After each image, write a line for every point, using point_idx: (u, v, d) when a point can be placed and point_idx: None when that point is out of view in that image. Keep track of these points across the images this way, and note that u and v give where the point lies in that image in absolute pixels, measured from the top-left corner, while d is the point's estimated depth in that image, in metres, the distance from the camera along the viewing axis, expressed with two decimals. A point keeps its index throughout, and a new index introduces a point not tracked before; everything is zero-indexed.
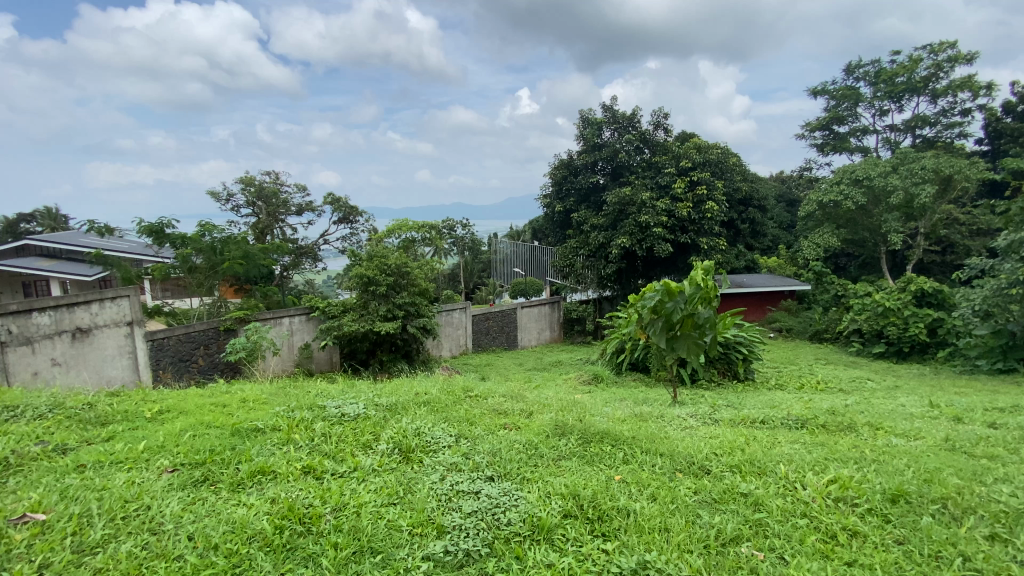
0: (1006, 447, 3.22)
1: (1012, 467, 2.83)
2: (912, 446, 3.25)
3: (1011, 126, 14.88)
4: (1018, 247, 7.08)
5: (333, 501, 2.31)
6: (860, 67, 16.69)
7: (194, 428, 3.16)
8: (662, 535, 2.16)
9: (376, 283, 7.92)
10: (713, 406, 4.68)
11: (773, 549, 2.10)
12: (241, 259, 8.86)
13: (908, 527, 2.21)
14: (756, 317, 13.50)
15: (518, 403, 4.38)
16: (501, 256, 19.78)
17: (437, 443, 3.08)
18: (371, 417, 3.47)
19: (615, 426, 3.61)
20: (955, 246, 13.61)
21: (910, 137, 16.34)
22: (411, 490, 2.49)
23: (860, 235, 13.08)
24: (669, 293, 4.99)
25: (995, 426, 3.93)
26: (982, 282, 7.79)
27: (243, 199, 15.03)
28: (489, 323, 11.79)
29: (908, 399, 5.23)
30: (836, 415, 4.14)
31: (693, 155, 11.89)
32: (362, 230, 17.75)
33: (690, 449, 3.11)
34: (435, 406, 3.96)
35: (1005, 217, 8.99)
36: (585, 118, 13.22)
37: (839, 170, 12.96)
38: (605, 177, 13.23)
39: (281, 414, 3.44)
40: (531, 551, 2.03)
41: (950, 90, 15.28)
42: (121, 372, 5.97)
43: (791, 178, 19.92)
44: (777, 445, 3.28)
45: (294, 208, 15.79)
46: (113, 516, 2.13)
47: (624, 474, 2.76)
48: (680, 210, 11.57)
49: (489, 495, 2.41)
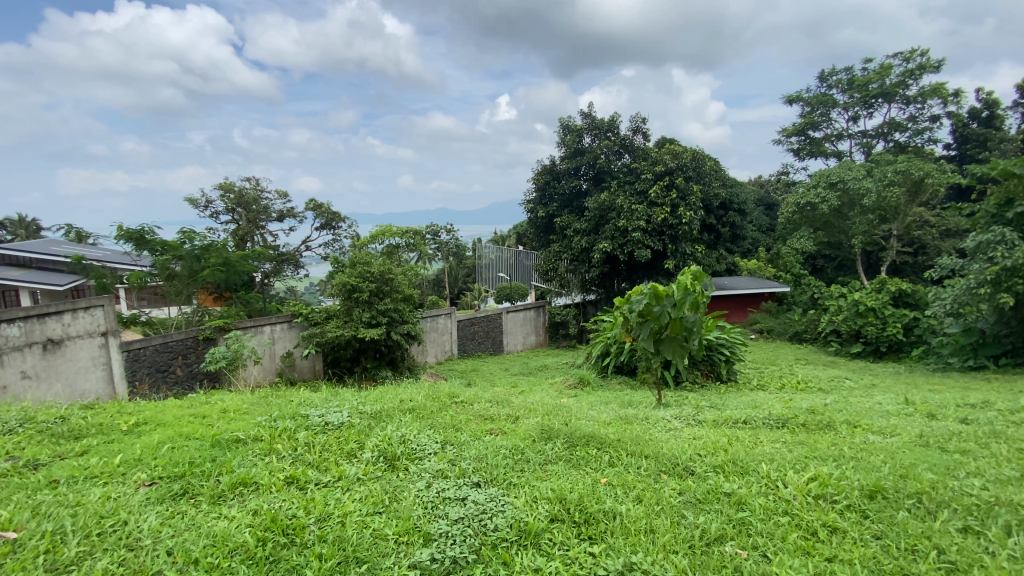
0: (977, 442, 3.32)
1: (983, 461, 2.92)
2: (889, 443, 3.34)
3: (978, 131, 15.42)
4: (986, 247, 7.37)
5: (317, 512, 2.28)
6: (833, 75, 17.25)
7: (173, 440, 3.09)
8: (648, 537, 2.18)
9: (360, 289, 7.85)
10: (697, 408, 4.75)
11: (756, 547, 2.13)
12: (221, 266, 8.73)
13: (885, 522, 2.27)
14: (738, 319, 13.92)
15: (504, 408, 4.39)
16: (486, 260, 19.79)
17: (422, 450, 3.05)
18: (356, 425, 3.43)
19: (600, 429, 3.64)
20: (927, 248, 13.93)
21: (882, 142, 16.88)
22: (396, 499, 2.46)
23: (836, 238, 13.43)
24: (657, 296, 5.05)
25: (966, 421, 4.06)
26: (952, 280, 8.02)
27: (223, 205, 14.80)
28: (475, 329, 11.78)
29: (884, 396, 5.38)
30: (815, 414, 4.23)
31: (673, 160, 12.02)
32: (344, 236, 17.54)
33: (674, 450, 3.15)
34: (421, 413, 3.94)
35: (974, 218, 9.27)
36: (566, 124, 13.43)
37: (816, 173, 13.31)
38: (586, 182, 13.44)
39: (263, 424, 3.38)
40: (519, 556, 2.03)
41: (921, 97, 15.85)
42: (96, 384, 5.82)
43: (769, 182, 20.44)
44: (759, 445, 3.33)
45: (275, 214, 15.55)
46: (89, 533, 2.08)
47: (609, 476, 2.78)
48: (659, 215, 11.65)
49: (475, 502, 2.40)
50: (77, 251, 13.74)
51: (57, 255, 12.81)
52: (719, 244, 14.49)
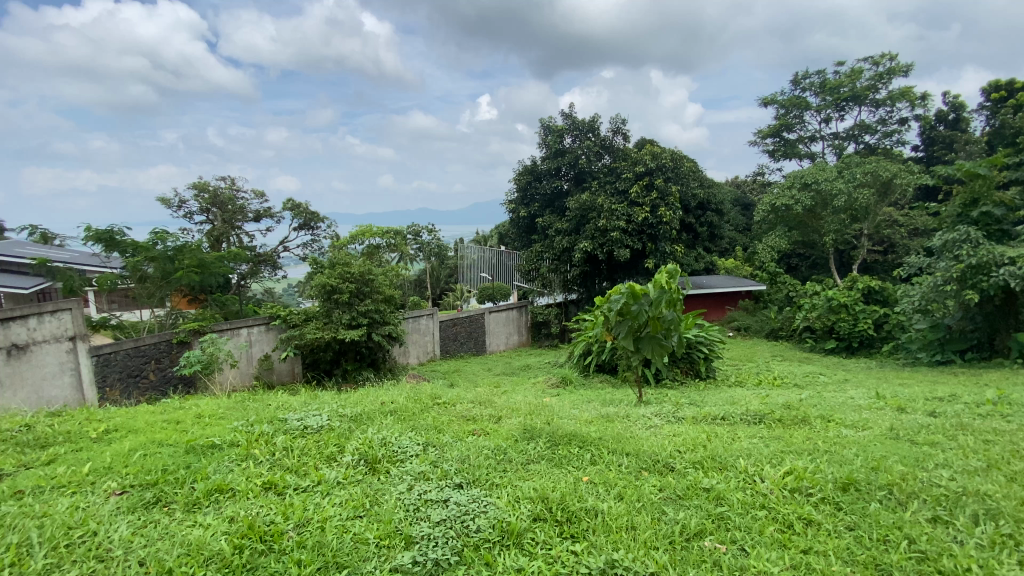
0: (945, 434, 3.44)
1: (951, 453, 3.02)
2: (861, 436, 3.44)
3: (943, 133, 15.97)
4: (952, 245, 7.65)
5: (296, 517, 2.24)
6: (806, 78, 17.67)
7: (145, 447, 3.00)
8: (629, 533, 2.21)
9: (340, 290, 7.75)
10: (677, 405, 4.81)
11: (735, 541, 2.17)
12: (196, 268, 8.52)
13: (858, 513, 2.33)
14: (717, 317, 14.16)
15: (486, 408, 4.38)
16: (468, 260, 19.73)
17: (404, 453, 3.02)
18: (335, 428, 3.38)
19: (583, 428, 3.66)
20: (896, 246, 14.35)
21: (853, 144, 17.35)
22: (377, 502, 2.44)
23: (810, 237, 13.75)
24: (635, 295, 5.12)
25: (934, 414, 4.20)
26: (920, 278, 8.30)
27: (198, 205, 14.44)
28: (457, 329, 11.73)
29: (857, 391, 5.53)
30: (791, 409, 4.32)
31: (652, 160, 12.15)
32: (323, 237, 17.28)
33: (655, 447, 3.19)
34: (402, 415, 3.91)
35: (940, 218, 9.59)
36: (547, 124, 13.47)
37: (790, 174, 13.62)
38: (568, 183, 13.51)
39: (240, 428, 3.31)
40: (501, 557, 2.03)
41: (889, 100, 16.35)
42: (64, 391, 5.61)
43: (745, 183, 20.84)
44: (737, 440, 3.39)
45: (251, 214, 15.23)
46: (56, 544, 2.01)
47: (591, 474, 2.80)
48: (639, 215, 11.77)
49: (457, 503, 2.39)
50: (42, 253, 13.24)
51: (20, 256, 12.32)
52: (697, 244, 14.73)
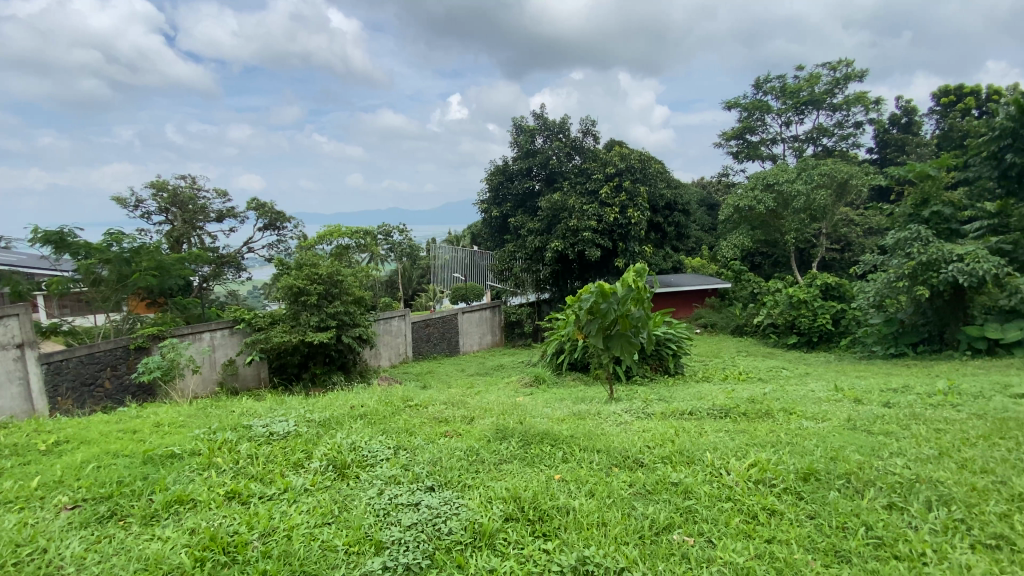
0: (898, 424, 3.61)
1: (904, 442, 3.17)
2: (820, 427, 3.58)
3: (895, 137, 16.77)
4: (904, 243, 8.05)
5: (261, 526, 2.18)
6: (767, 82, 18.26)
7: (99, 458, 2.86)
8: (600, 530, 2.23)
9: (308, 292, 7.57)
10: (646, 401, 4.90)
11: (702, 534, 2.22)
12: (154, 270, 8.18)
13: (818, 502, 2.42)
14: (684, 314, 14.50)
15: (459, 409, 4.36)
16: (440, 260, 19.61)
17: (374, 457, 2.98)
18: (303, 434, 3.30)
19: (554, 426, 3.68)
20: (852, 245, 14.98)
21: (811, 146, 18.04)
22: (346, 508, 2.39)
23: (772, 236, 14.22)
24: (604, 293, 5.22)
25: (888, 405, 4.41)
26: (875, 275, 8.71)
27: (156, 205, 13.85)
28: (430, 330, 11.62)
29: (817, 384, 5.76)
30: (755, 403, 4.46)
31: (621, 161, 12.33)
32: (290, 237, 16.84)
33: (625, 443, 3.24)
34: (372, 418, 3.85)
35: (892, 217, 10.07)
36: (518, 124, 13.50)
37: (753, 175, 14.05)
38: (539, 183, 13.57)
39: (202, 436, 3.19)
40: (473, 558, 2.02)
41: (845, 104, 17.06)
42: (12, 402, 5.27)
43: (710, 183, 21.40)
44: (704, 434, 3.48)
45: (214, 214, 14.72)
46: (1, 564, 1.89)
47: (563, 472, 2.83)
48: (610, 215, 11.92)
49: (429, 506, 2.37)
50: None
51: None
52: (666, 243, 15.03)
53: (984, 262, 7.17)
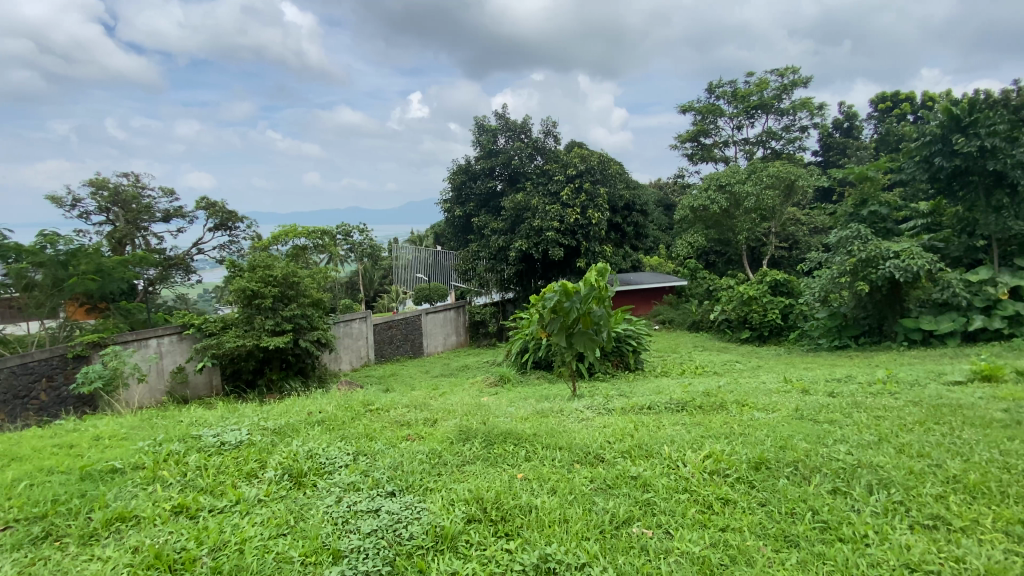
0: (841, 412, 3.82)
1: (847, 429, 3.36)
2: (770, 418, 3.74)
3: (838, 141, 17.72)
4: (846, 241, 8.53)
5: (211, 541, 2.09)
6: (719, 87, 18.92)
7: (31, 476, 2.67)
8: (562, 527, 2.25)
9: (262, 295, 7.30)
10: (607, 397, 4.99)
11: (660, 525, 2.28)
12: (94, 274, 7.69)
13: (769, 490, 2.53)
14: (644, 311, 14.86)
15: (422, 412, 4.31)
16: (402, 261, 19.31)
17: (332, 464, 2.90)
18: (256, 443, 3.17)
19: (517, 426, 3.69)
20: (799, 243, 15.72)
21: (761, 149, 18.82)
22: (303, 518, 2.32)
23: (726, 235, 14.76)
24: (567, 292, 5.29)
25: (832, 394, 4.66)
26: (820, 272, 9.18)
27: (95, 204, 12.99)
28: (393, 332, 11.44)
29: (767, 376, 6.02)
30: (710, 396, 4.61)
31: (582, 162, 12.49)
32: (243, 238, 16.19)
33: (586, 439, 3.28)
34: (330, 424, 3.75)
35: (836, 217, 10.63)
36: (479, 124, 13.48)
37: (708, 176, 14.53)
38: (502, 183, 13.58)
39: (146, 449, 3.02)
40: (434, 563, 2.00)
41: (792, 109, 17.89)
42: None
43: (667, 184, 22.00)
44: (662, 428, 3.57)
45: (160, 214, 13.97)
46: None
47: (525, 471, 2.84)
48: (571, 215, 12.06)
49: (390, 512, 2.33)
50: None
51: None
52: (625, 242, 15.36)
53: (918, 259, 7.71)
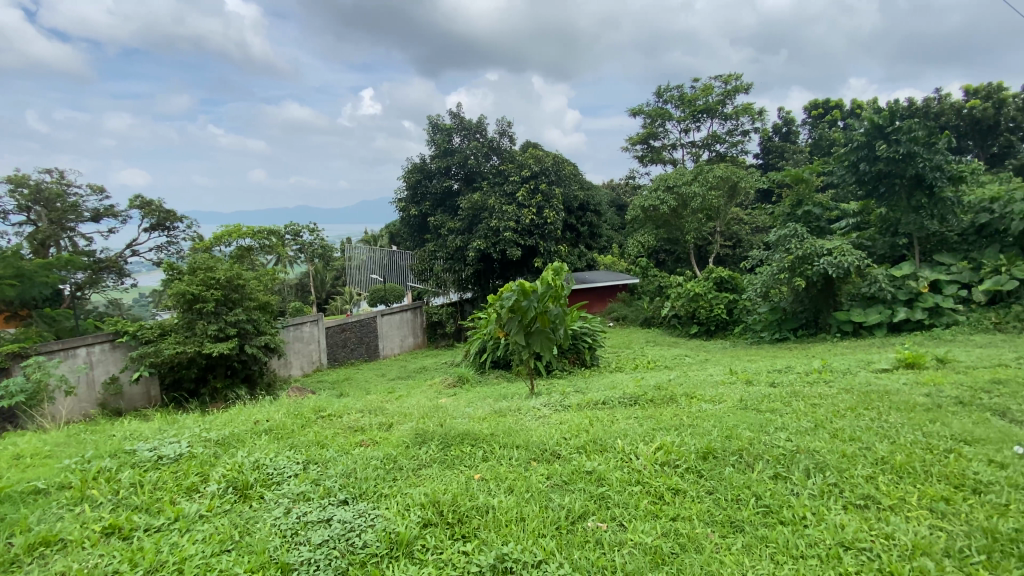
0: (781, 401, 4.05)
1: (786, 417, 3.56)
2: (716, 409, 3.90)
3: (776, 145, 18.72)
4: (784, 240, 9.04)
5: (146, 562, 1.96)
6: (667, 91, 19.57)
7: None
8: (518, 525, 2.27)
9: (204, 299, 6.94)
10: (563, 394, 5.06)
11: (614, 518, 2.34)
12: (12, 279, 7.05)
13: (716, 478, 2.65)
14: (599, 309, 15.18)
15: (377, 416, 4.22)
16: (356, 262, 18.83)
17: (280, 474, 2.80)
18: (198, 455, 3.01)
19: (474, 426, 3.68)
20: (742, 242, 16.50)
21: (707, 151, 19.61)
22: (249, 532, 2.22)
23: (675, 234, 15.29)
24: (524, 291, 5.34)
25: (773, 384, 4.93)
26: (761, 268, 9.68)
27: (13, 202, 11.83)
28: (346, 335, 11.13)
29: (714, 369, 6.29)
30: (661, 390, 4.76)
31: (537, 163, 12.61)
32: (183, 238, 15.30)
33: (542, 436, 3.32)
34: (279, 433, 3.60)
35: (775, 217, 11.24)
36: (434, 123, 13.36)
37: (658, 177, 14.99)
38: (457, 182, 13.49)
39: (73, 467, 2.80)
40: (389, 570, 1.97)
41: (735, 114, 18.75)
42: None
43: (619, 185, 22.54)
44: (615, 422, 3.66)
45: (88, 213, 12.97)
46: None
47: (482, 471, 2.84)
48: (527, 215, 12.13)
49: (342, 520, 2.27)
50: None
51: None
52: (580, 242, 15.63)
53: (848, 256, 8.28)
